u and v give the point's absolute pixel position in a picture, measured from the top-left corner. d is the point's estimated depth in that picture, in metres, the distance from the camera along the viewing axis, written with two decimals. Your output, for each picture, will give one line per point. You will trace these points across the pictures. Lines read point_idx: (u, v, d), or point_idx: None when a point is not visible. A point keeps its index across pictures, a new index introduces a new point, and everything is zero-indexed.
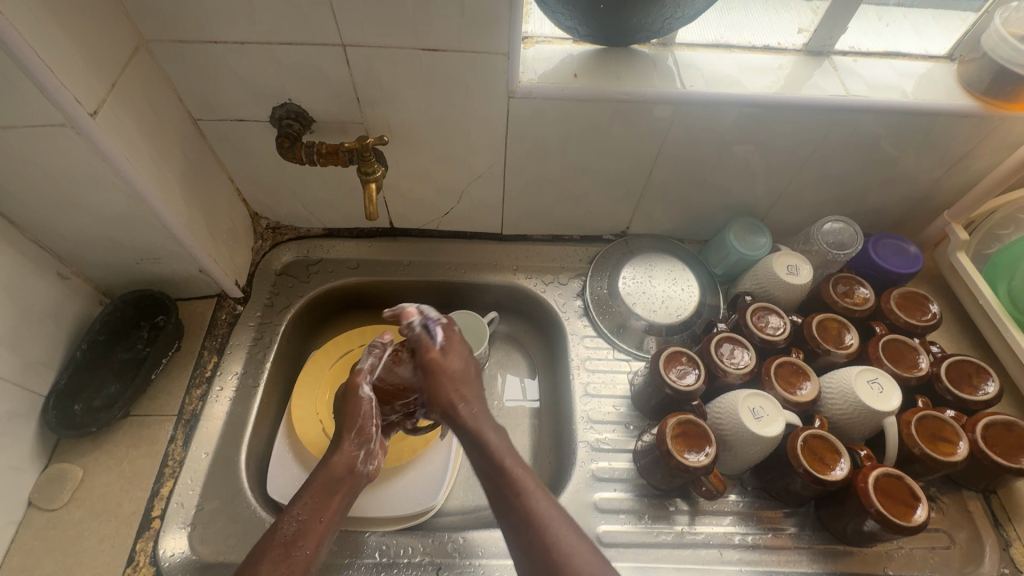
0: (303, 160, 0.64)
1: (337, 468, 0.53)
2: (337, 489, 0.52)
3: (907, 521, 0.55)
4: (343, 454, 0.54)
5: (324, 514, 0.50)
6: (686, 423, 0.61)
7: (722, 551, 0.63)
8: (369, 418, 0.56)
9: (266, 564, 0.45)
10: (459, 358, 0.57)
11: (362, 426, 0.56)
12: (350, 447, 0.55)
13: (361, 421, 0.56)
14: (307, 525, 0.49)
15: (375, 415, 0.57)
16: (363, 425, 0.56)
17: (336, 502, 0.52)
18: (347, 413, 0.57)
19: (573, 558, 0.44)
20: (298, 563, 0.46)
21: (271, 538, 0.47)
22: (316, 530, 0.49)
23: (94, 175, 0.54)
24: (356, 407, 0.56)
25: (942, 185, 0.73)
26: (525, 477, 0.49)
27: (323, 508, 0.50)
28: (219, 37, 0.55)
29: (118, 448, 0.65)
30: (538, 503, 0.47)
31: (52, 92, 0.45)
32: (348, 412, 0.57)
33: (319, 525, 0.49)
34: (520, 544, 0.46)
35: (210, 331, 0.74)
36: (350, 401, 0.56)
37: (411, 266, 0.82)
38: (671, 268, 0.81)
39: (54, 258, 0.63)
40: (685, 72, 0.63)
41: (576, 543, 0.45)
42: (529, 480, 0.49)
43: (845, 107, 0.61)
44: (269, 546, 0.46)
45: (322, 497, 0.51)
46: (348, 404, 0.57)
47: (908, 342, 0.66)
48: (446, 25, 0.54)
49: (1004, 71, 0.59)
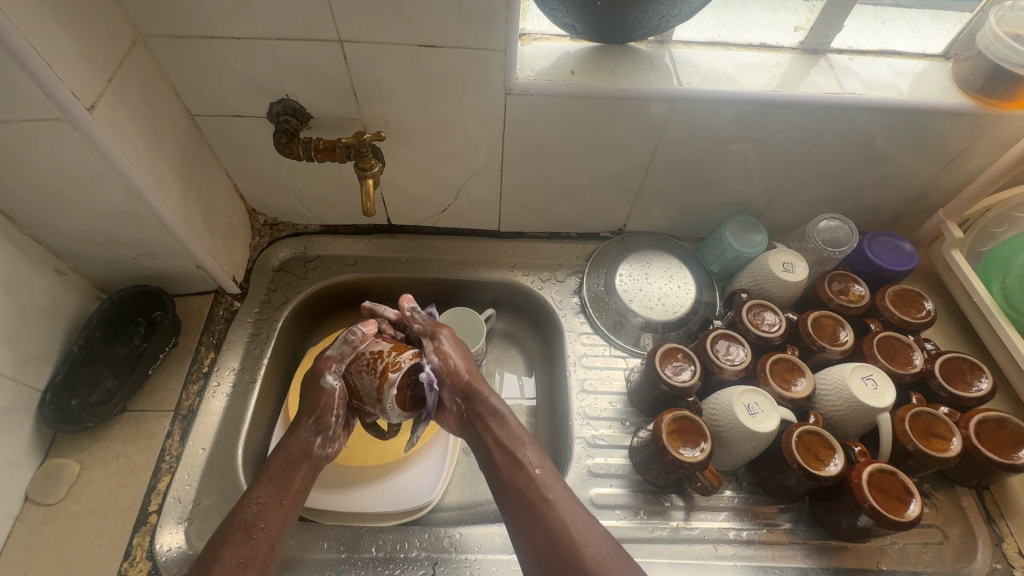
0: (300, 156, 0.64)
1: (294, 452, 0.55)
2: (296, 471, 0.54)
3: (899, 516, 0.55)
4: (300, 439, 0.56)
5: (285, 498, 0.53)
6: (681, 418, 0.61)
7: (717, 546, 0.63)
8: (329, 407, 0.56)
9: (228, 548, 0.48)
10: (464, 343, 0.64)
11: (321, 414, 0.56)
12: (306, 432, 0.56)
13: (320, 410, 0.56)
14: (267, 507, 0.51)
15: (336, 406, 0.57)
16: (322, 413, 0.56)
17: (297, 483, 0.54)
18: (307, 399, 0.57)
19: (585, 530, 0.49)
20: (260, 544, 0.50)
21: (232, 522, 0.50)
22: (275, 513, 0.51)
23: (91, 170, 0.54)
24: (317, 396, 0.56)
25: (936, 184, 0.74)
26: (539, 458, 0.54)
27: (283, 491, 0.53)
28: (216, 32, 0.55)
29: (115, 443, 0.65)
30: (549, 479, 0.52)
31: (49, 87, 0.46)
32: (310, 399, 0.57)
33: (278, 507, 0.52)
34: (534, 520, 0.50)
35: (207, 327, 0.74)
36: (311, 391, 0.56)
37: (408, 262, 0.82)
38: (668, 266, 0.82)
39: (51, 253, 0.63)
40: (682, 69, 0.63)
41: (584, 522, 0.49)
42: (539, 458, 0.54)
43: (842, 104, 0.62)
44: (228, 532, 0.49)
45: (280, 481, 0.53)
46: (312, 392, 0.57)
47: (902, 339, 0.67)
48: (443, 21, 0.54)
49: (999, 69, 0.60)
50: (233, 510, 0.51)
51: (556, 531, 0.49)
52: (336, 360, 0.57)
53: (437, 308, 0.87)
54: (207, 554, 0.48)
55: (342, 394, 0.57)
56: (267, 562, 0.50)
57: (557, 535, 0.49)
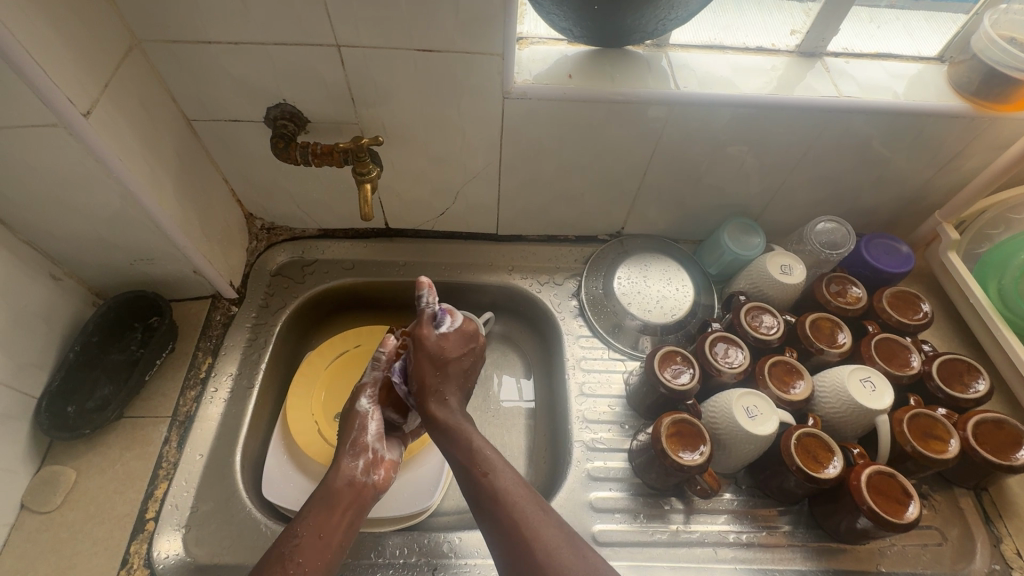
0: (297, 160, 0.64)
1: (336, 483, 0.55)
2: (339, 502, 0.54)
3: (898, 518, 0.55)
4: (343, 470, 0.57)
5: (325, 530, 0.51)
6: (680, 422, 0.61)
7: (717, 549, 0.63)
8: (362, 429, 0.61)
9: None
10: (453, 350, 0.62)
11: (356, 437, 0.60)
12: (347, 462, 0.58)
13: (355, 434, 0.61)
14: (305, 540, 0.49)
15: (369, 426, 0.61)
16: (357, 436, 0.60)
17: (339, 515, 0.53)
18: (344, 427, 0.62)
19: (541, 529, 0.48)
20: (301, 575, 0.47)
21: (271, 556, 0.48)
22: (312, 549, 0.49)
23: (87, 175, 0.53)
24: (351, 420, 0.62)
25: (932, 186, 0.74)
26: (492, 458, 0.54)
27: (325, 522, 0.51)
28: (212, 36, 0.55)
29: (112, 450, 0.65)
30: (501, 478, 0.53)
31: (44, 91, 0.45)
32: (345, 427, 0.62)
33: (319, 539, 0.50)
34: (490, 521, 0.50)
35: (204, 332, 0.74)
36: (346, 417, 0.62)
37: (406, 266, 0.82)
38: (666, 268, 0.82)
39: (47, 259, 0.63)
40: (679, 72, 0.64)
41: (544, 519, 0.49)
42: (495, 458, 0.55)
43: (838, 107, 0.62)
44: (265, 565, 0.47)
45: (322, 511, 0.52)
46: (346, 422, 0.63)
47: (899, 341, 0.67)
48: (440, 25, 0.54)
49: (994, 72, 0.60)
50: (273, 546, 0.49)
51: (508, 533, 0.49)
52: (370, 386, 0.65)
53: None
54: None
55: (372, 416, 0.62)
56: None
57: (508, 532, 0.49)
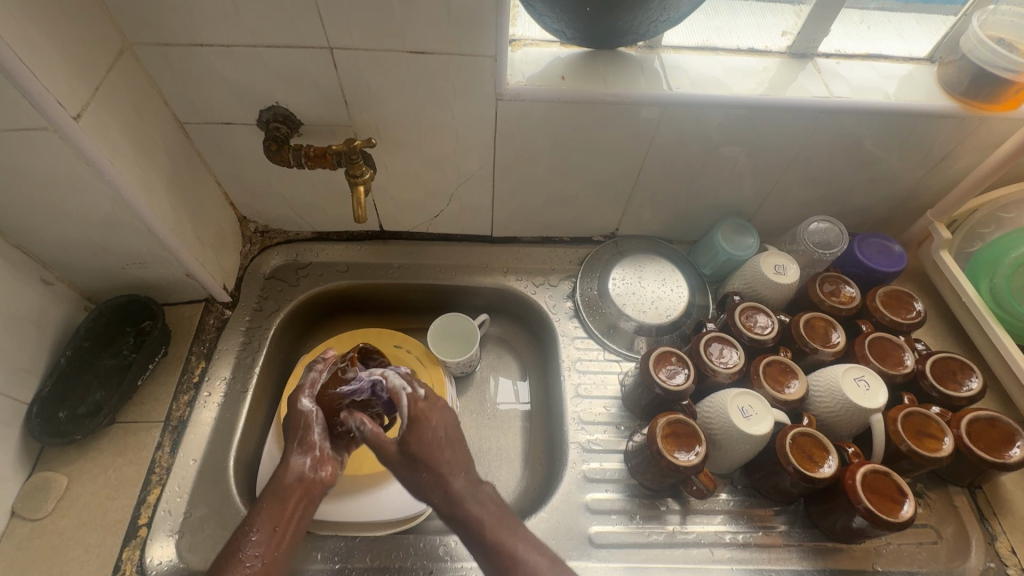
0: (291, 163, 0.64)
1: (285, 479, 0.53)
2: (289, 497, 0.52)
3: (893, 517, 0.55)
4: (291, 465, 0.54)
5: (280, 523, 0.50)
6: (675, 422, 0.61)
7: (713, 549, 0.63)
8: (309, 426, 0.57)
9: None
10: (422, 443, 0.53)
11: (304, 435, 0.56)
12: (294, 457, 0.55)
13: (301, 433, 0.56)
14: (260, 534, 0.49)
15: (316, 423, 0.57)
16: (304, 435, 0.56)
17: (292, 508, 0.51)
18: (289, 423, 0.58)
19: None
20: (254, 572, 0.47)
21: (226, 551, 0.48)
22: (268, 541, 0.49)
23: (78, 179, 0.53)
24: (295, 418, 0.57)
25: (923, 186, 0.75)
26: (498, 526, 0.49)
27: (278, 517, 0.50)
28: (205, 39, 0.55)
29: (104, 456, 0.64)
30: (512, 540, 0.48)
31: (34, 95, 0.45)
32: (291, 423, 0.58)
33: (273, 536, 0.49)
34: None
35: (198, 336, 0.73)
36: (289, 416, 0.58)
37: (401, 268, 0.82)
38: (661, 268, 0.82)
39: (38, 264, 0.62)
40: (671, 74, 0.64)
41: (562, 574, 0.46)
42: (501, 524, 0.49)
43: (830, 107, 0.62)
44: (222, 560, 0.47)
45: (274, 506, 0.51)
46: (290, 417, 0.58)
47: (893, 340, 0.67)
48: (432, 28, 0.54)
49: (983, 73, 0.61)
50: (226, 544, 0.48)
51: None
52: (308, 387, 0.60)
53: (430, 313, 0.87)
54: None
55: (319, 415, 0.58)
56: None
57: None
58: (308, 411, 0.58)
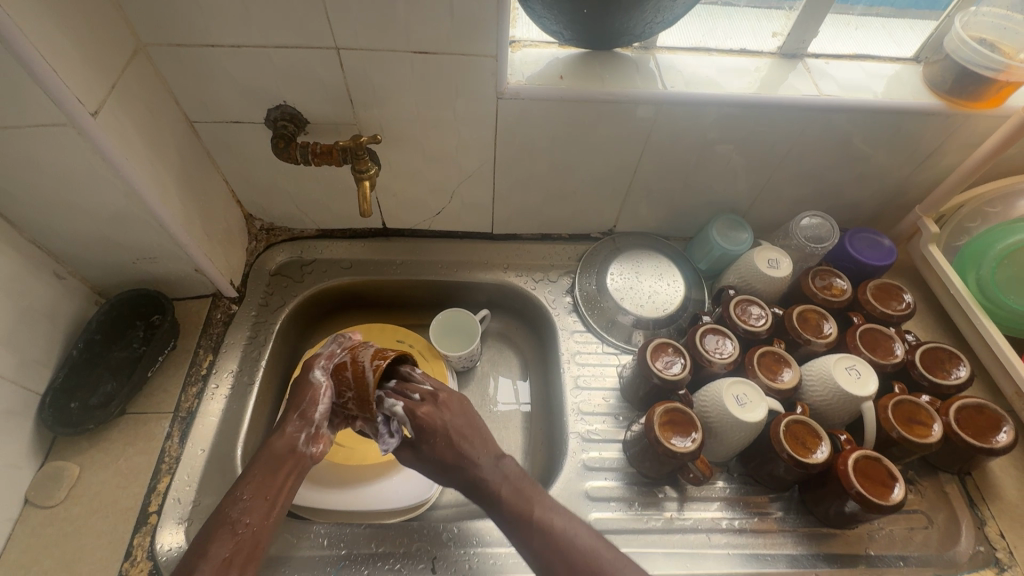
0: (297, 159, 0.65)
1: (278, 449, 0.54)
2: (281, 468, 0.53)
3: (884, 500, 0.57)
4: (284, 437, 0.55)
5: (270, 493, 0.51)
6: (673, 410, 0.63)
7: (710, 535, 0.65)
8: (313, 401, 0.57)
9: (214, 544, 0.46)
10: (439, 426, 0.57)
11: (305, 409, 0.56)
12: (291, 429, 0.55)
13: (304, 405, 0.57)
14: (252, 504, 0.50)
15: (322, 398, 0.57)
16: (306, 409, 0.56)
17: (282, 479, 0.53)
18: (292, 399, 0.58)
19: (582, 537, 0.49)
20: (245, 539, 0.48)
21: (217, 519, 0.48)
22: (259, 509, 0.50)
23: (94, 174, 0.55)
24: (303, 389, 0.57)
25: (911, 182, 0.77)
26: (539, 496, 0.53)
27: (267, 486, 0.51)
28: (215, 40, 0.57)
29: (114, 446, 0.65)
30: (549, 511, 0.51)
31: (55, 92, 0.47)
32: (297, 394, 0.58)
33: (263, 505, 0.50)
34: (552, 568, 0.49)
35: (205, 330, 0.75)
36: (297, 387, 0.57)
37: (404, 265, 0.84)
38: (657, 264, 0.83)
39: (51, 258, 0.64)
40: (666, 73, 0.66)
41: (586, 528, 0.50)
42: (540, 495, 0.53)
43: (820, 105, 0.64)
44: (213, 528, 0.48)
45: (265, 477, 0.52)
46: (298, 388, 0.58)
47: (884, 331, 0.69)
48: (435, 28, 0.56)
49: (966, 71, 0.63)
50: (215, 511, 0.49)
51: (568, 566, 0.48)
52: (323, 357, 0.60)
53: (432, 309, 0.89)
54: (191, 553, 0.46)
55: (326, 390, 0.58)
56: (254, 557, 0.47)
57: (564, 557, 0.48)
58: (318, 382, 0.58)
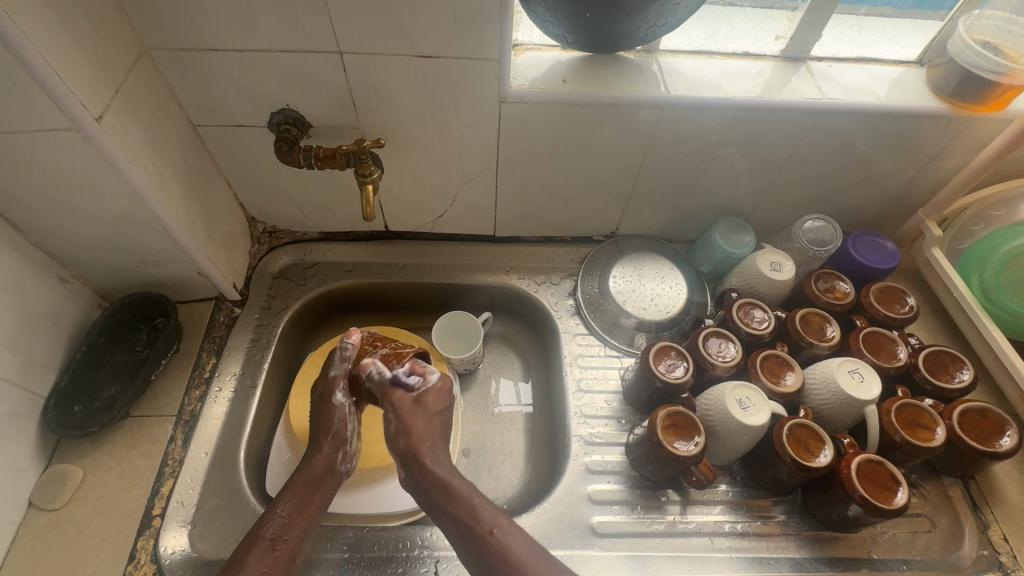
0: (301, 163, 0.65)
1: (315, 469, 0.58)
2: (317, 487, 0.57)
3: (887, 504, 0.57)
4: (321, 457, 0.59)
5: (306, 510, 0.55)
6: (675, 414, 0.63)
7: (713, 538, 0.65)
8: (342, 423, 0.60)
9: (252, 558, 0.51)
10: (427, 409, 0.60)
11: (338, 430, 0.60)
12: (327, 449, 0.59)
13: (335, 427, 0.60)
14: (290, 521, 0.54)
15: (349, 420, 0.61)
16: (337, 430, 0.60)
17: (318, 498, 0.57)
18: (321, 420, 0.61)
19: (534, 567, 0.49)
20: (283, 555, 0.52)
21: (256, 534, 0.53)
22: (296, 526, 0.54)
23: (97, 178, 0.55)
24: (329, 415, 0.60)
25: (914, 185, 0.77)
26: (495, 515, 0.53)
27: (305, 504, 0.56)
28: (219, 44, 0.57)
29: (118, 448, 0.66)
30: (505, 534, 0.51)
31: (59, 96, 0.47)
32: (323, 418, 0.61)
33: (299, 521, 0.54)
34: None
35: (209, 333, 0.75)
36: (323, 410, 0.61)
37: (406, 267, 0.84)
38: (660, 267, 0.83)
39: (55, 262, 0.64)
40: (669, 77, 0.66)
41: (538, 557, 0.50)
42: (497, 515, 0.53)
43: (823, 108, 0.64)
44: (252, 542, 0.52)
45: (302, 495, 0.56)
46: (323, 408, 0.61)
47: (887, 334, 0.69)
48: (438, 33, 0.56)
49: (970, 74, 0.63)
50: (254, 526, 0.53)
51: None
52: (342, 379, 0.62)
53: (434, 312, 0.89)
54: (232, 564, 0.50)
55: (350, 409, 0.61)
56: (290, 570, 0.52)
57: None
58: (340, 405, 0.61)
